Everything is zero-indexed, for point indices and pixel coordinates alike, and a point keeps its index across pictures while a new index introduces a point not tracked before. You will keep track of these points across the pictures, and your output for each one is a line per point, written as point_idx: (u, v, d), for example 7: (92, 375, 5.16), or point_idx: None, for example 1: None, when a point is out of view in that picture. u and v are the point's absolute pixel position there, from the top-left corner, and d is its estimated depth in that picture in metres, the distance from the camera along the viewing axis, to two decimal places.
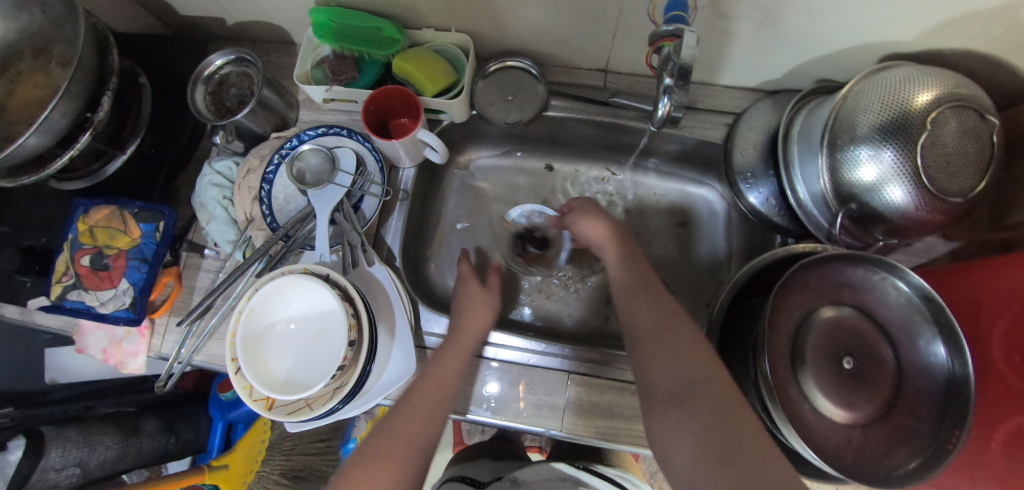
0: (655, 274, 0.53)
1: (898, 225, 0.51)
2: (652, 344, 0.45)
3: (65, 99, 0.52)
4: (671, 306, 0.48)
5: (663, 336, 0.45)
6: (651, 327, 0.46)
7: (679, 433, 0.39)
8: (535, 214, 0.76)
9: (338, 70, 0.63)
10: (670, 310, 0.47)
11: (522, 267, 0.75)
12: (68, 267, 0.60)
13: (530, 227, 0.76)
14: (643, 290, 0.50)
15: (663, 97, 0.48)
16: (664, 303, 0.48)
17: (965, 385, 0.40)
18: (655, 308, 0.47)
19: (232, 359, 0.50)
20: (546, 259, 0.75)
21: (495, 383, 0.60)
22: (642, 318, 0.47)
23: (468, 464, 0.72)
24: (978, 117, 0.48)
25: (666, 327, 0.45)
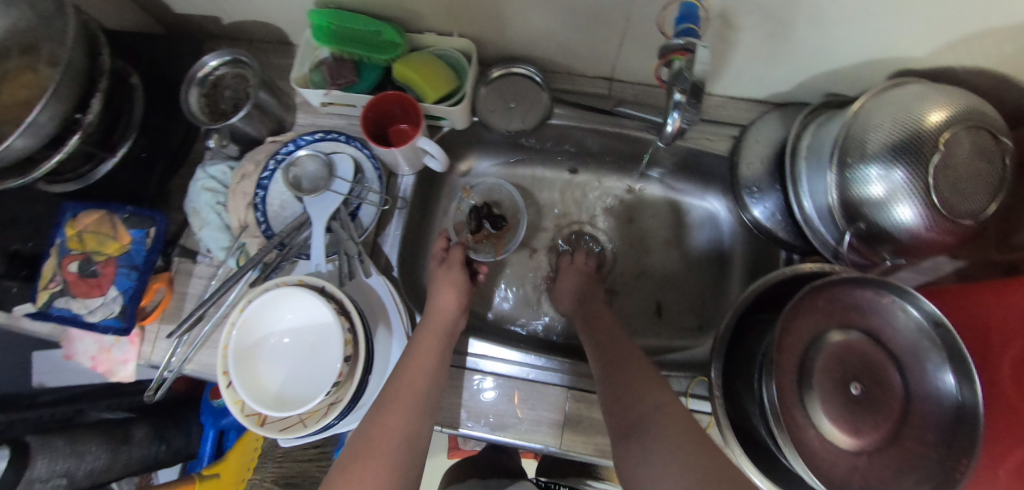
0: (613, 323, 0.61)
1: (906, 246, 0.50)
2: (624, 385, 0.50)
3: (53, 100, 0.50)
4: (633, 352, 0.55)
5: (630, 377, 0.51)
6: (621, 370, 0.52)
7: (658, 464, 0.43)
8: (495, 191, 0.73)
9: (336, 73, 0.61)
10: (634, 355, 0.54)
11: (473, 246, 0.70)
12: (55, 273, 0.58)
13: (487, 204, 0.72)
14: (608, 340, 0.57)
15: (673, 112, 0.46)
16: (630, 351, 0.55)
17: (974, 412, 0.40)
18: (623, 355, 0.54)
19: (223, 372, 0.49)
20: (496, 238, 0.71)
21: (490, 390, 0.59)
22: (612, 361, 0.54)
23: (458, 486, 0.71)
24: (991, 137, 0.47)
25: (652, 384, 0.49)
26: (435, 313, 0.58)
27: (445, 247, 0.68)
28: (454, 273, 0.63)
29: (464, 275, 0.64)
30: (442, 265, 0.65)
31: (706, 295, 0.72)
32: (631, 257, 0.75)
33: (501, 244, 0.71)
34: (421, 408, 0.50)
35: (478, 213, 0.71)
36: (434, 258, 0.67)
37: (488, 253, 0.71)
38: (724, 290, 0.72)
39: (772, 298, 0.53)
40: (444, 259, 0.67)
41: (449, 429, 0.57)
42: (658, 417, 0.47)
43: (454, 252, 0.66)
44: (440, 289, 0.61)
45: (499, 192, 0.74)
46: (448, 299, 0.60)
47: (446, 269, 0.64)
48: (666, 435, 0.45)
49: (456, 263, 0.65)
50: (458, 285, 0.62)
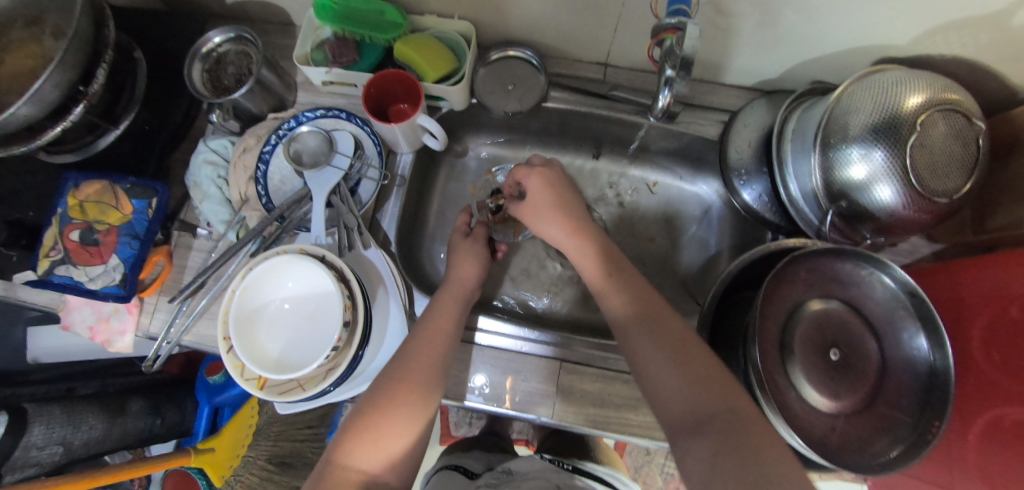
0: (655, 294, 0.50)
1: (885, 224, 0.53)
2: (664, 367, 0.43)
3: (59, 69, 0.51)
4: (676, 327, 0.46)
5: (673, 361, 0.43)
6: (661, 354, 0.44)
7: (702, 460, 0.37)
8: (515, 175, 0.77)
9: (338, 52, 0.63)
10: (681, 334, 0.45)
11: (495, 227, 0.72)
12: (56, 242, 0.59)
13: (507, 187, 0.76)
14: (636, 302, 0.50)
15: (663, 88, 0.50)
16: (673, 326, 0.46)
17: (945, 377, 0.42)
18: (663, 334, 0.45)
19: (223, 338, 0.50)
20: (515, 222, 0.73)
21: (481, 375, 0.60)
22: (651, 340, 0.45)
23: (462, 454, 0.72)
24: (965, 121, 0.50)
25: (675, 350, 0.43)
26: (455, 284, 0.60)
27: (468, 222, 0.69)
28: (476, 246, 0.64)
29: (485, 250, 0.65)
30: (466, 238, 0.66)
31: (697, 278, 0.74)
32: (626, 239, 0.76)
33: (520, 228, 0.74)
34: (435, 380, 0.50)
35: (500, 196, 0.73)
36: (456, 231, 0.67)
37: (506, 235, 0.73)
38: (714, 272, 0.73)
39: (755, 272, 0.55)
40: (467, 233, 0.67)
41: (455, 402, 0.59)
42: (700, 405, 0.39)
43: (479, 229, 0.67)
44: (459, 262, 0.63)
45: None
46: (467, 270, 0.62)
47: (470, 242, 0.65)
48: (710, 427, 0.38)
49: (481, 237, 0.66)
50: (477, 259, 0.63)
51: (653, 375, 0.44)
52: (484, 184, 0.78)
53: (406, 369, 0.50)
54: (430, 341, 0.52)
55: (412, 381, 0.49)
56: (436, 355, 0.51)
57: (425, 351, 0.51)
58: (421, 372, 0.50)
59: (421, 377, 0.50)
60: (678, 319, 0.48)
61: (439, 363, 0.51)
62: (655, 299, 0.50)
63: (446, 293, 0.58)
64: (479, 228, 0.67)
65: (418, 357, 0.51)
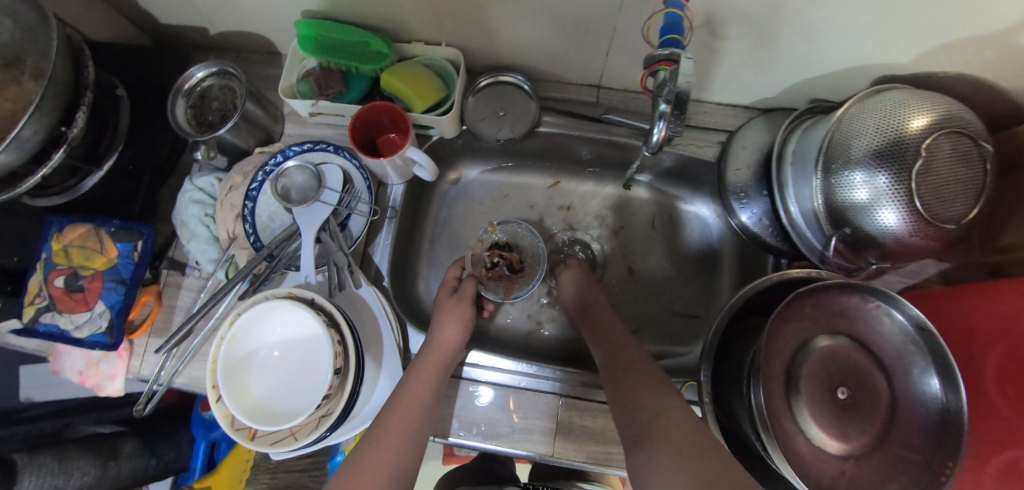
0: (635, 345, 0.56)
1: (891, 250, 0.51)
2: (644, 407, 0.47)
3: (37, 115, 0.50)
4: (651, 374, 0.51)
5: (634, 384, 0.50)
6: (629, 378, 0.51)
7: (656, 460, 0.42)
8: (523, 233, 0.71)
9: (324, 84, 0.61)
10: (642, 363, 0.52)
11: (486, 284, 0.68)
12: (40, 289, 0.57)
13: (509, 244, 0.70)
14: (615, 351, 0.55)
15: (659, 122, 0.46)
16: (650, 373, 0.51)
17: (957, 416, 0.40)
18: (629, 363, 0.53)
19: (212, 386, 0.48)
20: (508, 281, 0.68)
21: (487, 390, 0.59)
22: (619, 369, 0.53)
23: None
24: (972, 143, 0.48)
25: (651, 391, 0.48)
26: (435, 349, 0.56)
27: (457, 276, 0.68)
28: (462, 307, 0.61)
29: (470, 310, 0.62)
30: (451, 296, 0.64)
31: (698, 302, 0.72)
32: (622, 264, 0.75)
33: (512, 288, 0.68)
34: (421, 420, 0.51)
35: (496, 252, 0.69)
36: (443, 286, 0.66)
37: (496, 293, 0.68)
38: (715, 295, 0.72)
39: (758, 304, 0.53)
40: (453, 290, 0.65)
41: (440, 438, 0.57)
42: (660, 417, 0.45)
43: (466, 286, 0.64)
44: (442, 324, 0.59)
45: (523, 237, 0.71)
46: (451, 332, 0.58)
47: (455, 302, 0.62)
48: (666, 434, 0.43)
49: (466, 296, 0.63)
50: (461, 320, 0.60)
51: (621, 398, 0.50)
52: (483, 236, 0.72)
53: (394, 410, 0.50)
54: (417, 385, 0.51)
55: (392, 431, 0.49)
56: (421, 400, 0.52)
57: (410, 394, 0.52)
58: (402, 422, 0.50)
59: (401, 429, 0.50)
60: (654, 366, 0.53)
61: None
62: (625, 335, 0.57)
63: (427, 355, 0.55)
64: (466, 285, 0.65)
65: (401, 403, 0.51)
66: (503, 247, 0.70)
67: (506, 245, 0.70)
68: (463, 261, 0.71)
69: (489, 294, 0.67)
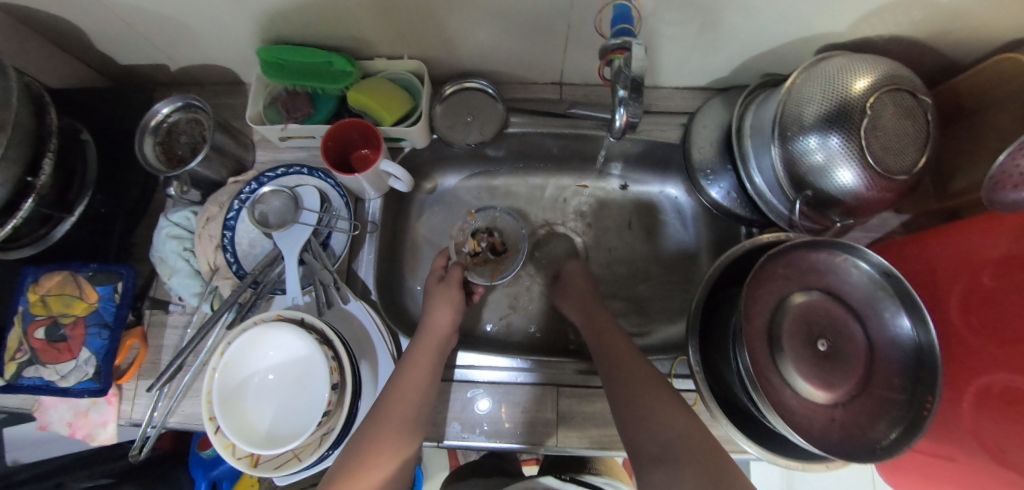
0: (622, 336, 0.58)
1: (851, 206, 0.54)
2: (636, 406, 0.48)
3: (3, 166, 0.49)
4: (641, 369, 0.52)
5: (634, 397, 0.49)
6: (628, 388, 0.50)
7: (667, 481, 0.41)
8: (500, 217, 0.75)
9: (292, 107, 0.63)
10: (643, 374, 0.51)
11: (472, 268, 0.70)
12: (21, 342, 0.56)
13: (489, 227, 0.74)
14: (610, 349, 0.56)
15: (619, 108, 0.48)
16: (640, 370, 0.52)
17: (931, 353, 0.43)
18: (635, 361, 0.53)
19: (209, 418, 0.48)
20: (493, 264, 0.71)
21: (485, 398, 0.60)
22: (617, 383, 0.51)
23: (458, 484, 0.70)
24: (911, 97, 0.51)
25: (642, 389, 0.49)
26: (430, 331, 0.58)
27: (443, 265, 0.68)
28: (450, 290, 0.63)
29: (459, 294, 0.63)
30: (440, 282, 0.65)
31: (679, 280, 0.74)
32: (605, 254, 0.76)
33: (497, 270, 0.71)
34: (416, 420, 0.50)
35: (477, 238, 0.72)
36: (430, 275, 0.67)
37: (484, 276, 0.70)
38: (695, 272, 0.74)
39: (735, 271, 0.55)
40: (441, 277, 0.66)
41: (435, 443, 0.57)
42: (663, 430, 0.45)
43: (453, 271, 0.66)
44: (434, 309, 0.61)
45: (502, 221, 0.74)
46: (443, 315, 0.60)
47: (444, 286, 0.64)
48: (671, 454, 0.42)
49: (454, 280, 0.65)
50: (452, 303, 0.62)
51: (624, 397, 0.50)
52: (463, 225, 0.74)
53: (386, 418, 0.49)
54: (403, 394, 0.51)
55: (386, 445, 0.48)
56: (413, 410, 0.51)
57: (403, 396, 0.51)
58: (399, 421, 0.49)
59: (395, 443, 0.48)
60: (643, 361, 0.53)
61: (422, 406, 0.51)
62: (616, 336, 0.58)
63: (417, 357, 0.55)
64: (453, 270, 0.66)
65: (393, 410, 0.49)
66: (483, 232, 0.73)
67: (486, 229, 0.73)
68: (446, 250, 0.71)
69: (476, 278, 0.70)
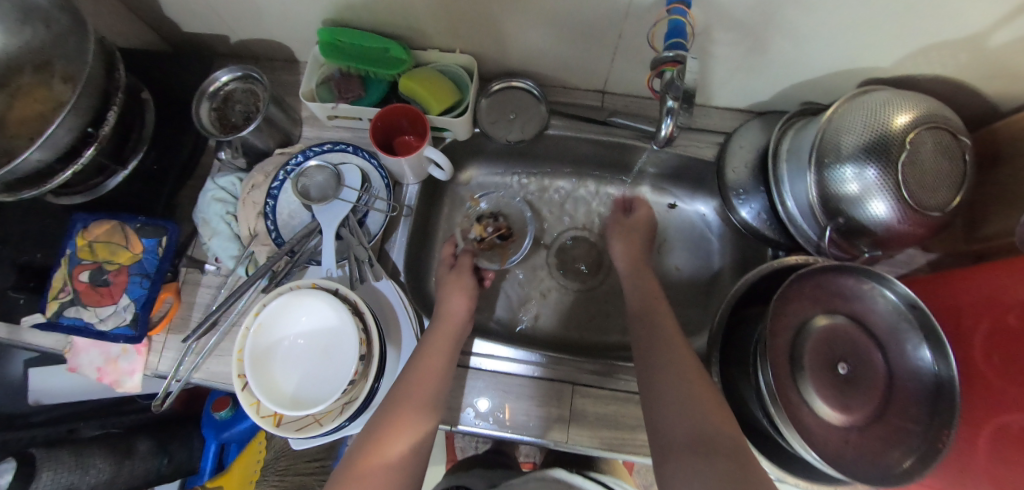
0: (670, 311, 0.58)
1: (882, 238, 0.54)
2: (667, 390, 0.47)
3: (72, 114, 0.52)
4: (680, 353, 0.51)
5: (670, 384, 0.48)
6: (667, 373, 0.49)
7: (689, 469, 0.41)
8: (504, 201, 0.77)
9: (344, 88, 0.65)
10: (682, 363, 0.49)
11: (480, 255, 0.73)
12: (65, 283, 0.59)
13: (495, 212, 0.76)
14: (654, 325, 0.56)
15: (667, 118, 0.50)
16: (679, 353, 0.51)
17: (951, 387, 0.43)
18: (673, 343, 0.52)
19: (239, 374, 0.50)
20: (500, 249, 0.74)
21: (484, 398, 0.60)
22: (653, 360, 0.51)
23: (463, 474, 0.73)
24: (951, 137, 0.52)
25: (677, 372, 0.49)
26: (447, 319, 0.59)
27: (452, 253, 0.70)
28: (464, 280, 0.65)
29: (473, 281, 0.65)
30: (452, 270, 0.67)
31: (700, 297, 0.75)
32: None
33: (505, 254, 0.74)
34: (436, 400, 0.51)
35: (483, 224, 0.74)
36: (442, 263, 0.69)
37: (493, 262, 0.73)
38: (716, 290, 0.75)
39: (760, 289, 0.56)
40: (452, 264, 0.69)
41: (449, 426, 0.58)
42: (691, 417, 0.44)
43: (463, 260, 0.68)
44: (450, 297, 0.62)
45: (507, 205, 0.77)
46: (458, 303, 0.62)
47: (456, 275, 0.66)
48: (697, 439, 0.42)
49: (465, 269, 0.67)
50: (466, 289, 0.64)
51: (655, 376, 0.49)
52: (469, 211, 0.78)
53: (405, 391, 0.51)
54: (423, 372, 0.52)
55: (406, 418, 0.50)
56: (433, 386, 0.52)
57: (421, 375, 0.52)
58: (417, 400, 0.50)
59: (414, 420, 0.50)
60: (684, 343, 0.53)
61: (441, 388, 0.52)
62: (665, 313, 0.57)
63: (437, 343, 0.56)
64: (464, 259, 0.68)
65: (415, 385, 0.51)
66: (488, 217, 0.75)
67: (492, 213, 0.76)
68: (453, 236, 0.73)
69: (485, 265, 0.73)
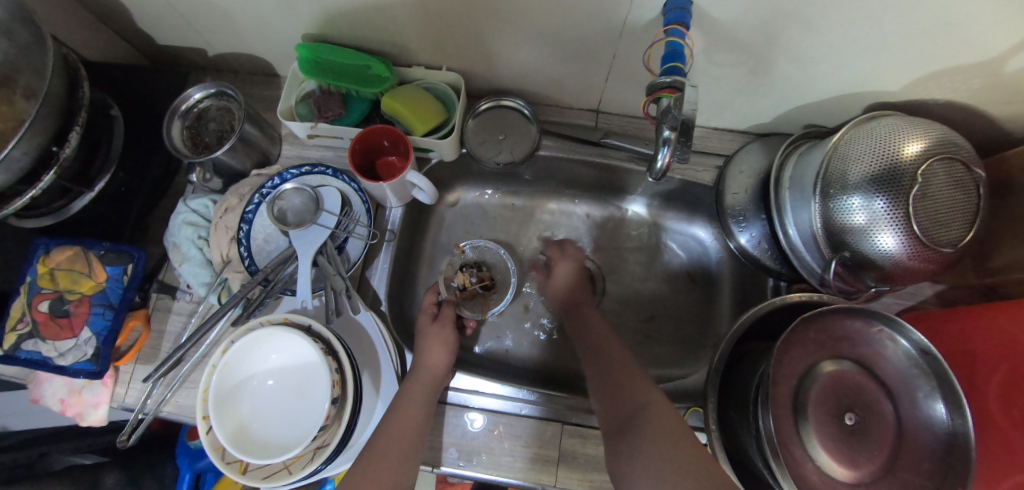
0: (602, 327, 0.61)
1: (890, 274, 0.51)
2: (612, 388, 0.52)
3: (28, 135, 0.49)
4: (623, 362, 0.55)
5: (628, 389, 0.51)
6: (635, 385, 0.51)
7: (647, 462, 0.43)
8: (487, 249, 0.73)
9: (324, 106, 0.61)
10: (625, 361, 0.55)
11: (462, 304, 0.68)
12: (23, 313, 0.55)
13: (477, 261, 0.72)
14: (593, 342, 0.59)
15: (663, 147, 0.48)
16: (622, 359, 0.56)
17: (966, 443, 0.40)
18: (606, 347, 0.58)
19: (203, 417, 0.46)
20: (483, 298, 0.70)
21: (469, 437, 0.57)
22: (602, 362, 0.56)
23: None
24: (965, 169, 0.49)
25: (618, 374, 0.53)
26: (419, 374, 0.55)
27: (435, 302, 0.67)
28: (444, 332, 0.61)
29: (455, 335, 0.61)
30: (434, 321, 0.63)
31: (694, 327, 0.72)
32: (621, 289, 0.75)
33: (488, 304, 0.70)
34: (414, 448, 0.50)
35: (466, 272, 0.70)
36: (424, 313, 0.64)
37: (474, 312, 0.69)
38: (712, 319, 0.71)
39: (761, 326, 0.53)
40: (434, 316, 0.64)
41: (431, 467, 0.55)
42: (645, 411, 0.48)
43: (446, 310, 0.64)
44: (429, 348, 0.58)
45: (490, 254, 0.73)
46: (438, 355, 0.58)
47: (438, 326, 0.62)
48: (651, 437, 0.45)
49: (449, 320, 0.63)
50: (447, 344, 0.60)
51: (608, 375, 0.54)
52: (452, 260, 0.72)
53: (386, 431, 0.50)
54: (401, 415, 0.51)
55: (382, 471, 0.48)
56: (411, 426, 0.51)
57: (398, 423, 0.50)
58: (397, 443, 0.49)
59: (392, 467, 0.48)
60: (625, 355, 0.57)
61: (421, 429, 0.51)
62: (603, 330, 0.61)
63: (412, 383, 0.54)
64: (447, 308, 0.65)
65: (393, 425, 0.50)
66: (471, 266, 0.71)
67: (475, 261, 0.72)
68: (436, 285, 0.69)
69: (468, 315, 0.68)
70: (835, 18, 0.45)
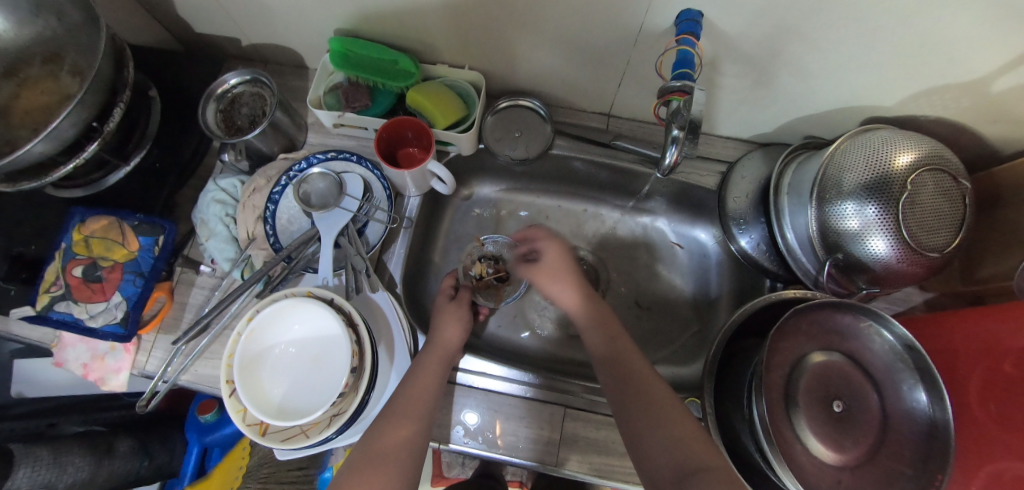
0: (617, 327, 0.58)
1: (880, 276, 0.54)
2: (639, 413, 0.48)
3: (77, 108, 0.52)
4: (638, 368, 0.52)
5: (661, 419, 0.47)
6: (650, 408, 0.48)
7: None
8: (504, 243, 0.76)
9: (351, 97, 0.65)
10: (643, 371, 0.52)
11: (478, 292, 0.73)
12: (57, 277, 0.58)
13: (496, 255, 0.76)
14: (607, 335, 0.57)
15: (671, 147, 0.50)
16: (657, 388, 0.50)
17: (945, 430, 0.43)
18: (619, 343, 0.56)
19: (227, 381, 0.49)
20: (498, 290, 0.74)
21: (474, 413, 0.60)
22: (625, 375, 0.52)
23: None
24: (952, 180, 0.52)
25: (649, 403, 0.48)
26: (431, 352, 0.57)
27: (452, 284, 0.69)
28: (456, 312, 0.64)
29: (468, 314, 0.64)
30: (451, 300, 0.66)
31: (694, 325, 0.75)
32: (626, 287, 0.77)
33: (502, 295, 0.74)
34: (425, 419, 0.52)
35: (483, 263, 0.74)
36: (441, 293, 0.67)
37: (488, 300, 0.73)
38: (711, 318, 0.75)
39: (757, 321, 0.55)
40: (452, 296, 0.67)
41: (439, 444, 0.58)
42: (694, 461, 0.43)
43: (462, 293, 0.67)
44: (441, 326, 0.61)
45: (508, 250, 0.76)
46: (450, 333, 0.60)
47: (454, 306, 0.64)
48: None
49: (465, 301, 0.66)
50: (462, 322, 0.63)
51: (626, 376, 0.52)
52: (472, 251, 0.77)
53: (399, 403, 0.52)
54: (414, 388, 0.53)
55: (395, 439, 0.50)
56: (422, 400, 0.53)
57: (412, 395, 0.53)
58: (410, 413, 0.51)
59: (405, 437, 0.50)
60: (643, 361, 0.54)
61: (433, 401, 0.53)
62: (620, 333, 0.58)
63: (426, 359, 0.56)
64: (464, 291, 0.68)
65: (406, 398, 0.52)
66: (490, 258, 0.75)
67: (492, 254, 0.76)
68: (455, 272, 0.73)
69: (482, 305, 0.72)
70: (835, 35, 0.49)
